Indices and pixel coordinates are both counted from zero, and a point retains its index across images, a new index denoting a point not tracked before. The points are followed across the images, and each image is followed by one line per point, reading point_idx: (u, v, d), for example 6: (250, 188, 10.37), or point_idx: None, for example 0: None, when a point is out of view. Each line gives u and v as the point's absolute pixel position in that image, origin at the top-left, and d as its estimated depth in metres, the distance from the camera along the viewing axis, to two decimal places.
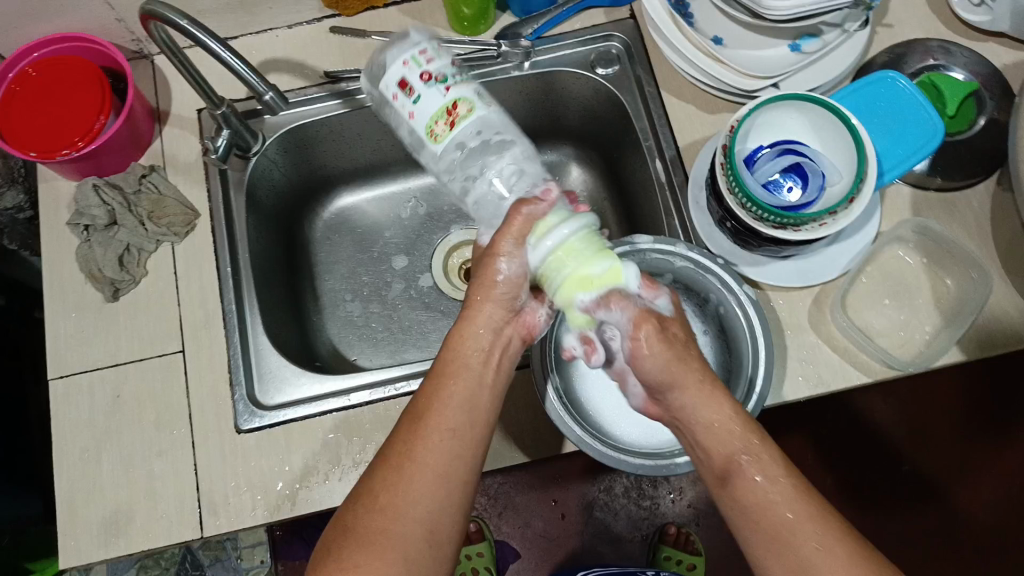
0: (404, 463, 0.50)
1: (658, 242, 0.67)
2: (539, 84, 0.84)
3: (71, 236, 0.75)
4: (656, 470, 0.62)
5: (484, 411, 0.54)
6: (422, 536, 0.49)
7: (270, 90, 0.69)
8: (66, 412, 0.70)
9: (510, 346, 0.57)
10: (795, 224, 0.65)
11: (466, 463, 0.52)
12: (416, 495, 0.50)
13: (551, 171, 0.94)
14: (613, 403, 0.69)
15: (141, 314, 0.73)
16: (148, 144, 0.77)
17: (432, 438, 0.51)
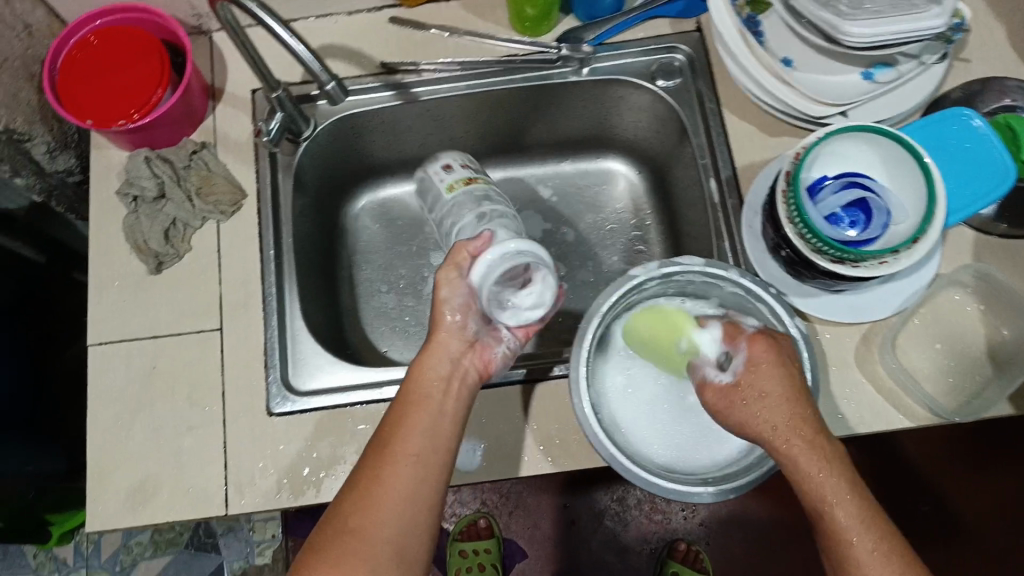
0: (375, 486, 0.55)
1: (710, 265, 0.65)
2: (596, 91, 0.82)
3: (119, 205, 0.75)
4: (687, 497, 0.60)
5: (445, 438, 0.59)
6: (390, 553, 0.53)
7: (331, 79, 0.69)
8: (102, 379, 0.70)
9: (468, 383, 0.63)
10: (854, 260, 0.63)
11: (429, 486, 0.56)
12: (386, 515, 0.54)
13: (598, 179, 0.93)
14: (642, 422, 0.67)
15: (183, 289, 0.73)
16: (200, 120, 0.77)
17: (398, 464, 0.56)
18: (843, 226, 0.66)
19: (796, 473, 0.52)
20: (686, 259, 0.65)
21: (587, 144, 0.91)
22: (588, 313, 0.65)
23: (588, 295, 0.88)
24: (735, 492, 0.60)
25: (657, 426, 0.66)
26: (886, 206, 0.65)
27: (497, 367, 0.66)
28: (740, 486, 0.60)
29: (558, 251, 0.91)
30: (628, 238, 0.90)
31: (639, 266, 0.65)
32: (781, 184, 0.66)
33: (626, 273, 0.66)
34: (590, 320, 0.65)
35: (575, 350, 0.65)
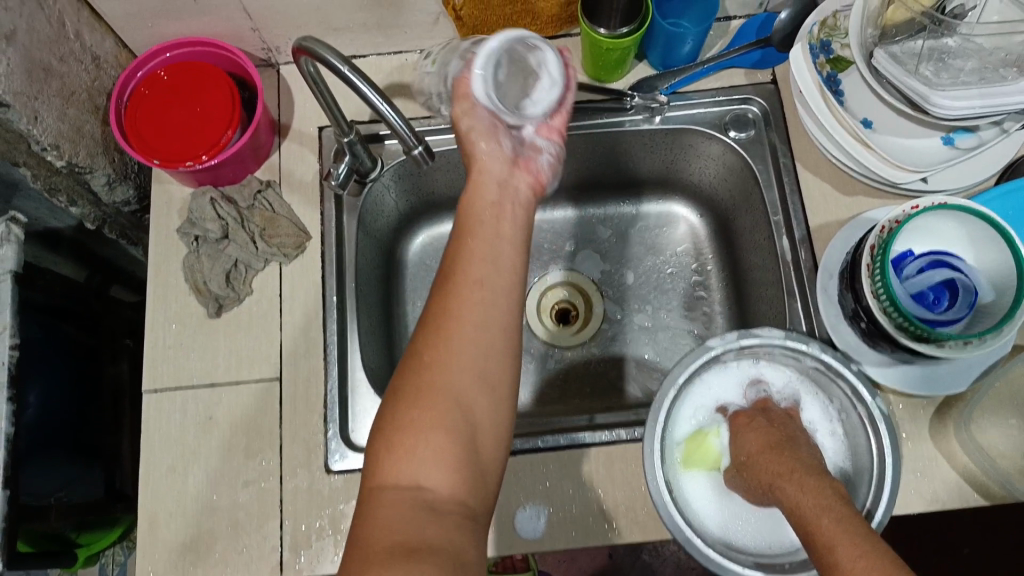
0: (445, 320, 0.52)
1: (789, 338, 0.66)
2: (666, 139, 0.81)
3: (178, 245, 0.74)
4: None
5: (507, 263, 0.56)
6: (472, 378, 0.50)
7: (420, 145, 0.63)
8: (157, 426, 0.69)
9: (519, 205, 0.62)
10: (939, 338, 0.61)
11: (502, 311, 0.53)
12: (461, 343, 0.51)
13: (658, 221, 0.91)
14: (712, 495, 0.67)
15: (241, 334, 0.72)
16: (266, 156, 0.76)
17: (464, 292, 0.53)
18: (928, 303, 0.65)
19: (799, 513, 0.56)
20: (765, 331, 0.66)
21: (651, 187, 0.90)
22: (663, 385, 0.66)
23: (644, 341, 0.86)
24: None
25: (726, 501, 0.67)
26: (975, 285, 0.64)
27: (548, 175, 0.65)
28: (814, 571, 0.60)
29: (615, 293, 0.89)
30: (689, 282, 0.88)
31: (717, 337, 0.66)
32: (865, 257, 0.65)
33: (704, 344, 0.66)
34: (668, 390, 0.66)
35: (650, 425, 0.65)
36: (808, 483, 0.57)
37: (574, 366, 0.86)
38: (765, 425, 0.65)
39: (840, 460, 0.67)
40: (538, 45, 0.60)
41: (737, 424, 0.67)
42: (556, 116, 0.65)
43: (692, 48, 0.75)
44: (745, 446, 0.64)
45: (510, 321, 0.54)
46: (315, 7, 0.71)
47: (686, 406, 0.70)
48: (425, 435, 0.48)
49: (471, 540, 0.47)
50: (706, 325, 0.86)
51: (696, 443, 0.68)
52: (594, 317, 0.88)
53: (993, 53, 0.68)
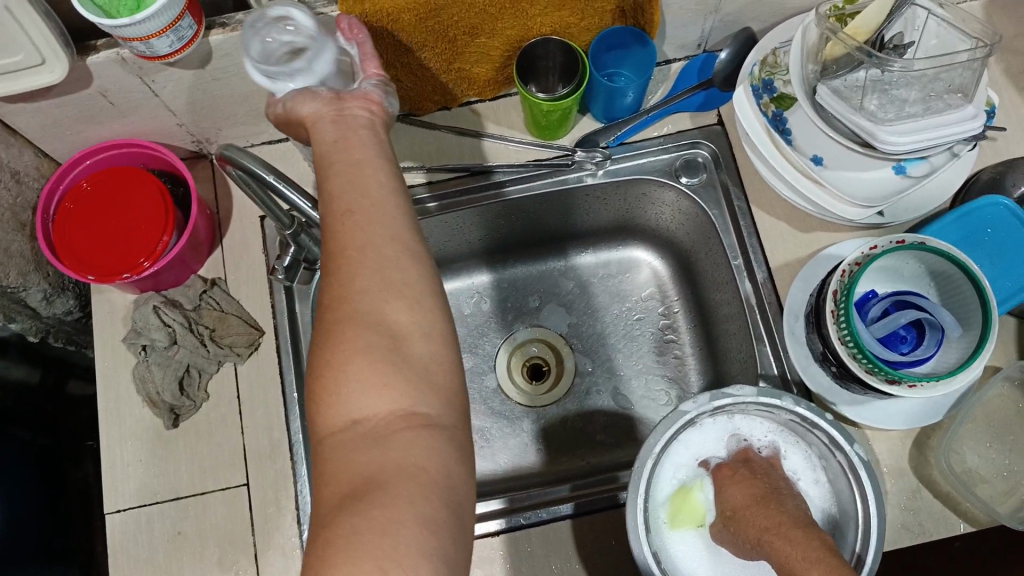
0: (338, 247, 0.48)
1: (761, 394, 0.64)
2: (619, 188, 0.80)
3: (127, 355, 0.71)
4: None
5: (372, 181, 0.51)
6: (368, 306, 0.47)
7: None
8: (125, 548, 0.66)
9: (377, 133, 0.56)
10: (909, 381, 0.61)
11: (378, 228, 0.49)
12: (355, 270, 0.47)
13: (619, 268, 0.89)
14: (698, 556, 0.65)
15: (201, 442, 0.69)
16: (208, 252, 0.74)
17: (338, 225, 0.49)
18: (896, 340, 0.65)
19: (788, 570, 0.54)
20: (737, 390, 0.64)
21: (609, 234, 0.88)
22: (641, 452, 0.63)
23: (618, 392, 0.84)
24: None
25: (713, 560, 0.65)
26: (940, 323, 0.63)
27: (380, 93, 0.58)
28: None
29: (583, 344, 0.87)
30: (657, 327, 0.86)
31: (690, 401, 0.63)
32: (829, 302, 0.65)
33: (677, 409, 0.64)
34: (645, 461, 0.62)
35: (631, 494, 0.61)
36: (797, 536, 0.56)
37: (551, 423, 0.84)
38: (749, 477, 0.64)
39: (825, 508, 0.66)
40: (281, 11, 0.54)
41: (720, 478, 0.66)
42: (364, 60, 0.59)
43: (635, 98, 0.74)
44: (729, 499, 0.64)
45: (400, 225, 0.49)
46: (241, 97, 0.69)
47: (667, 466, 0.67)
48: (350, 367, 0.45)
49: (432, 453, 0.44)
50: (679, 369, 0.84)
51: (682, 500, 0.66)
52: (565, 372, 0.86)
53: (936, 80, 0.66)
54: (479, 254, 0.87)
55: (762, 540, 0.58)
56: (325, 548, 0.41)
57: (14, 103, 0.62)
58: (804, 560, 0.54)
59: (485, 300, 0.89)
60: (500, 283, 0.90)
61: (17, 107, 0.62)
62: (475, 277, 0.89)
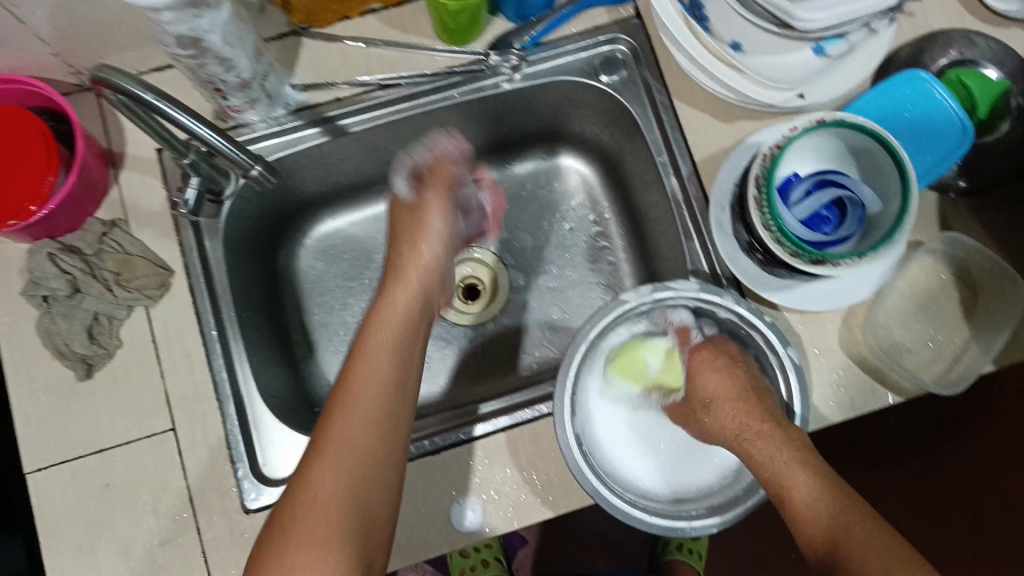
0: (349, 405, 0.57)
1: (703, 289, 0.65)
2: (537, 92, 0.76)
3: (27, 307, 0.66)
4: (650, 526, 0.60)
5: (402, 418, 0.58)
6: (346, 504, 0.53)
7: (257, 165, 0.65)
8: (50, 506, 0.63)
9: (429, 312, 0.68)
10: (833, 260, 0.61)
11: (394, 440, 0.57)
12: (349, 462, 0.54)
13: (545, 178, 0.87)
14: (626, 445, 0.66)
15: (120, 391, 0.66)
16: (104, 192, 0.68)
17: (353, 416, 0.56)
18: (819, 221, 0.65)
19: (775, 481, 0.57)
20: (679, 285, 0.64)
21: (533, 143, 0.85)
22: (575, 338, 0.65)
23: (552, 304, 0.83)
24: (720, 524, 0.60)
25: (644, 441, 0.67)
26: (860, 199, 0.63)
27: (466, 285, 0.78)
28: (730, 515, 0.61)
29: (517, 260, 0.86)
30: (590, 235, 0.85)
31: (631, 293, 0.64)
32: (751, 189, 0.64)
33: (618, 299, 0.65)
34: (577, 347, 0.64)
35: (560, 380, 0.64)
36: (781, 436, 0.59)
37: (490, 341, 0.83)
38: (729, 364, 0.65)
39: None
40: None
41: (698, 362, 0.67)
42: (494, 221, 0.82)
43: None
44: (709, 389, 0.65)
45: (399, 466, 0.56)
46: (115, 19, 0.63)
47: (599, 361, 0.68)
48: (307, 563, 0.50)
49: None
50: (612, 275, 0.84)
51: (629, 360, 0.68)
52: (500, 292, 0.85)
53: None
54: None
55: (765, 465, 0.58)
56: None
57: None
58: (809, 487, 0.56)
59: None
60: None
61: None
62: None
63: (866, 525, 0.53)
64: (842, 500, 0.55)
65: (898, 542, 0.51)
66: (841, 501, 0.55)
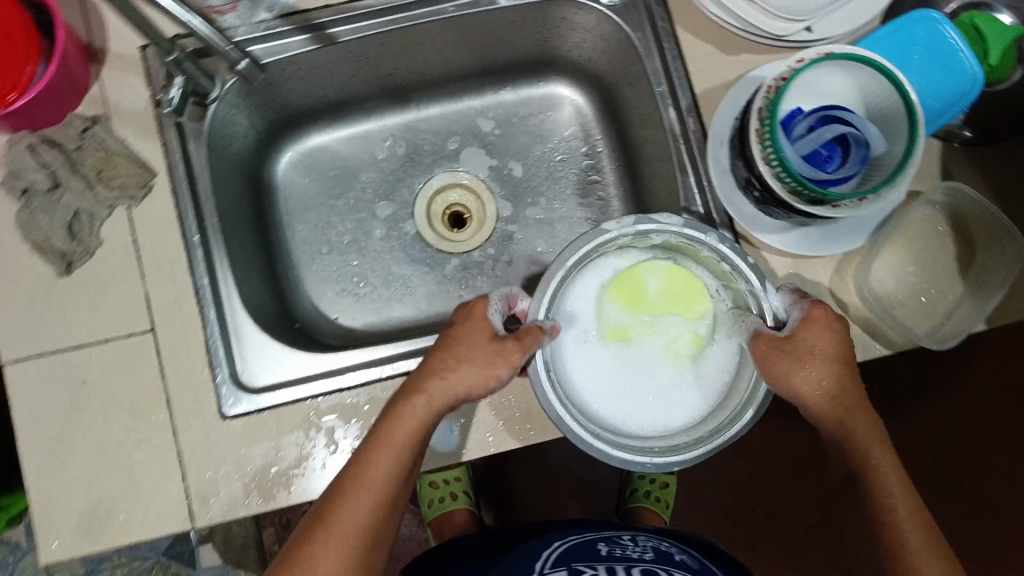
0: (375, 445, 0.57)
1: (687, 225, 0.61)
2: (536, 12, 0.73)
3: (6, 201, 0.65)
4: (610, 458, 0.58)
5: (416, 459, 0.58)
6: (358, 537, 0.55)
7: (244, 57, 0.66)
8: (28, 398, 0.64)
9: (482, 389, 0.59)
10: (834, 200, 0.59)
11: (402, 485, 0.57)
12: (362, 503, 0.55)
13: (540, 107, 0.84)
14: (601, 380, 0.63)
15: (99, 290, 0.66)
16: (85, 88, 0.66)
17: (378, 457, 0.56)
18: (820, 160, 0.62)
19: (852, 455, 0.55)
20: (663, 219, 0.60)
21: (527, 68, 0.82)
22: (553, 265, 0.61)
23: (540, 236, 0.83)
24: (681, 464, 0.58)
25: (620, 377, 0.63)
26: (866, 138, 0.61)
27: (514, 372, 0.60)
28: (692, 457, 0.58)
29: (506, 189, 0.84)
30: (581, 167, 0.84)
31: (614, 222, 0.60)
32: (754, 121, 0.62)
33: (600, 226, 0.60)
34: (555, 272, 0.61)
35: (535, 300, 0.61)
36: (864, 418, 0.56)
37: (475, 270, 0.83)
38: (840, 332, 0.57)
39: (732, 366, 0.63)
40: None
41: (809, 314, 0.58)
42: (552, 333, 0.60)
43: None
44: (797, 345, 0.56)
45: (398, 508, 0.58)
46: None
47: (577, 292, 0.65)
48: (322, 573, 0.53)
49: None
50: (603, 210, 0.83)
51: (629, 285, 0.65)
52: (489, 219, 0.84)
53: None
54: (388, 92, 0.82)
55: (846, 441, 0.56)
56: None
57: None
58: (888, 468, 0.54)
59: (400, 143, 0.85)
60: (409, 125, 0.85)
61: None
62: (386, 118, 0.84)
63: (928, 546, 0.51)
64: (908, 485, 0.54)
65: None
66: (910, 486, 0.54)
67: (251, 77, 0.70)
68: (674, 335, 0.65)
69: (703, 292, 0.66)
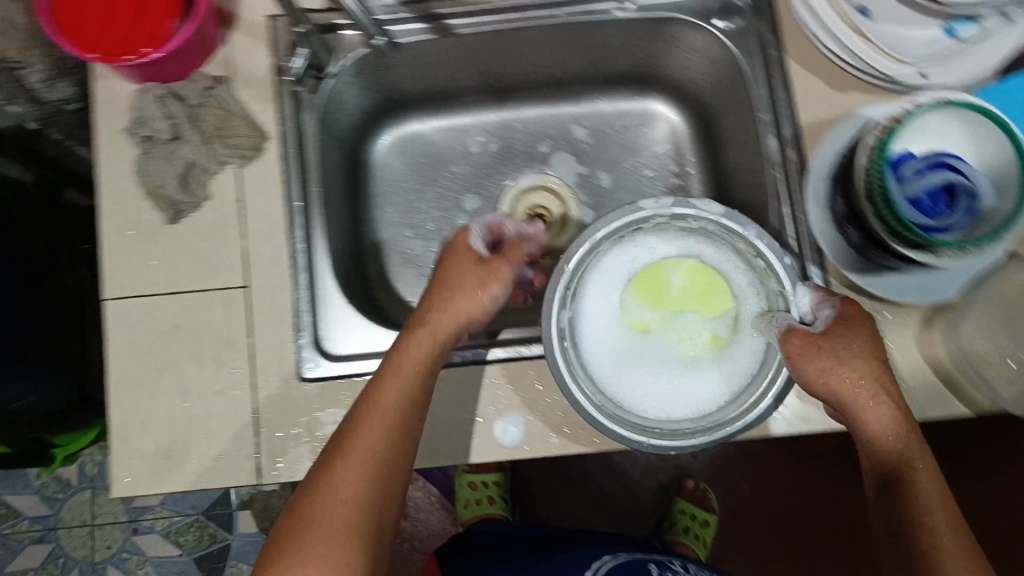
0: (386, 385, 0.59)
1: (725, 216, 0.62)
2: (649, 27, 0.74)
3: (127, 146, 0.69)
4: (605, 429, 0.60)
5: (421, 403, 0.59)
6: (366, 474, 0.55)
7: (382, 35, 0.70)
8: (123, 335, 0.67)
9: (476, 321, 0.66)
10: (936, 247, 0.60)
11: (411, 428, 0.58)
12: (366, 438, 0.56)
13: (635, 122, 0.85)
14: (614, 359, 0.65)
15: (201, 242, 0.68)
16: (213, 49, 0.69)
17: (387, 393, 0.58)
18: (925, 207, 0.63)
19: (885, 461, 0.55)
20: (703, 205, 0.62)
21: (630, 82, 0.83)
22: (581, 236, 0.64)
23: None
24: (675, 449, 0.60)
25: (633, 360, 0.65)
26: (975, 190, 0.62)
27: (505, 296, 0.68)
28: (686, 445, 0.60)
29: (592, 198, 0.85)
30: (669, 185, 0.84)
31: (650, 200, 0.62)
32: (863, 160, 0.64)
33: (635, 203, 0.63)
34: (581, 245, 0.64)
35: (559, 272, 0.63)
36: (893, 421, 0.56)
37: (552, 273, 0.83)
38: (864, 335, 0.59)
39: (753, 362, 0.64)
40: None
41: (847, 312, 0.60)
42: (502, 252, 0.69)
43: None
44: (834, 344, 0.58)
45: (406, 455, 0.58)
46: None
47: (605, 274, 0.67)
48: (330, 506, 0.53)
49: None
50: None
51: (650, 279, 0.66)
52: (569, 223, 0.85)
53: None
54: (490, 89, 0.84)
55: (876, 446, 0.56)
56: None
57: None
58: (916, 474, 0.54)
59: (494, 140, 0.87)
60: (505, 123, 0.87)
61: None
62: (483, 114, 0.86)
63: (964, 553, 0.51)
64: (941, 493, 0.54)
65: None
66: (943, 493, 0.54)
67: (371, 56, 0.73)
68: (690, 331, 0.65)
69: (724, 295, 0.66)
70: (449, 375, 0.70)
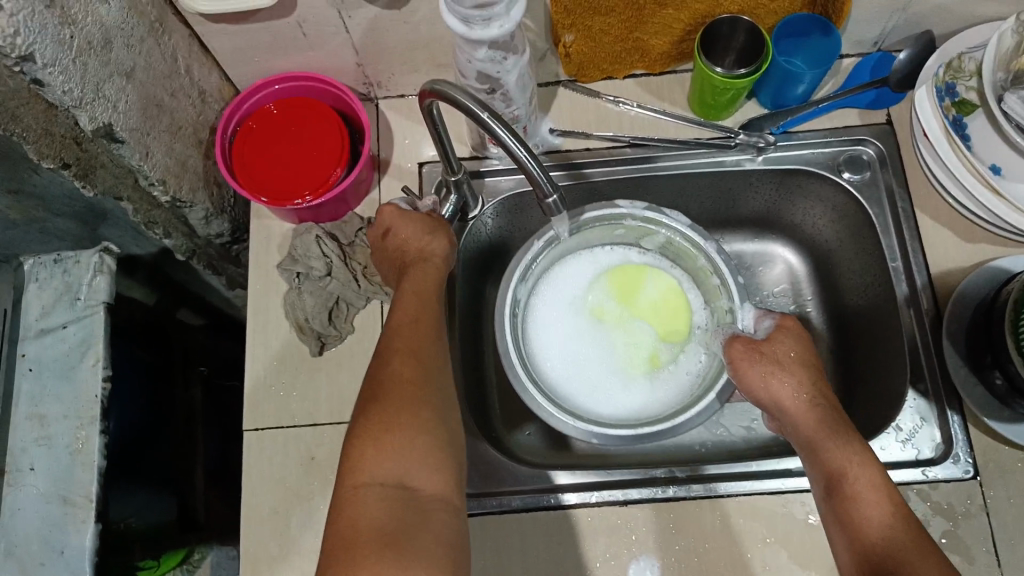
0: (405, 309, 0.60)
1: (693, 228, 0.71)
2: (776, 178, 0.77)
3: (279, 281, 0.73)
4: (535, 405, 0.66)
5: (430, 317, 0.60)
6: (409, 383, 0.54)
7: (554, 192, 0.58)
8: (259, 466, 0.67)
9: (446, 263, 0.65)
10: None
11: (432, 342, 0.59)
12: (401, 351, 0.57)
13: (753, 262, 0.87)
14: (558, 346, 0.74)
15: (341, 374, 0.70)
16: (366, 193, 0.75)
17: (401, 318, 0.59)
18: None
19: (816, 442, 0.59)
20: (672, 216, 0.71)
21: (751, 224, 0.86)
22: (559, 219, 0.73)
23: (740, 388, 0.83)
24: (597, 438, 0.65)
25: (576, 349, 0.74)
26: None
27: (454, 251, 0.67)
28: (612, 436, 0.65)
29: None
30: None
31: (627, 201, 0.72)
32: (1008, 311, 0.62)
33: (613, 203, 0.72)
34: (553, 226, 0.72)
35: (526, 247, 0.72)
36: (824, 416, 0.60)
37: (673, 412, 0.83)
38: (803, 348, 0.66)
39: (691, 380, 0.72)
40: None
41: (783, 323, 0.67)
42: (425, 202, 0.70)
43: (805, 89, 0.72)
44: (773, 348, 0.65)
45: (443, 364, 0.58)
46: (421, 44, 0.70)
47: (576, 266, 0.77)
48: (384, 408, 0.53)
49: (427, 482, 0.51)
50: None
51: (631, 281, 0.76)
52: None
53: None
54: None
55: (808, 435, 0.60)
56: (355, 535, 0.47)
57: (217, 22, 0.65)
58: (847, 455, 0.57)
59: None
60: None
61: (217, 27, 0.66)
62: None
63: (881, 497, 0.54)
64: (879, 476, 0.56)
65: (922, 535, 0.52)
66: (884, 479, 0.56)
67: (510, 197, 0.77)
68: (640, 341, 0.74)
69: (689, 316, 0.75)
70: (579, 518, 0.68)
